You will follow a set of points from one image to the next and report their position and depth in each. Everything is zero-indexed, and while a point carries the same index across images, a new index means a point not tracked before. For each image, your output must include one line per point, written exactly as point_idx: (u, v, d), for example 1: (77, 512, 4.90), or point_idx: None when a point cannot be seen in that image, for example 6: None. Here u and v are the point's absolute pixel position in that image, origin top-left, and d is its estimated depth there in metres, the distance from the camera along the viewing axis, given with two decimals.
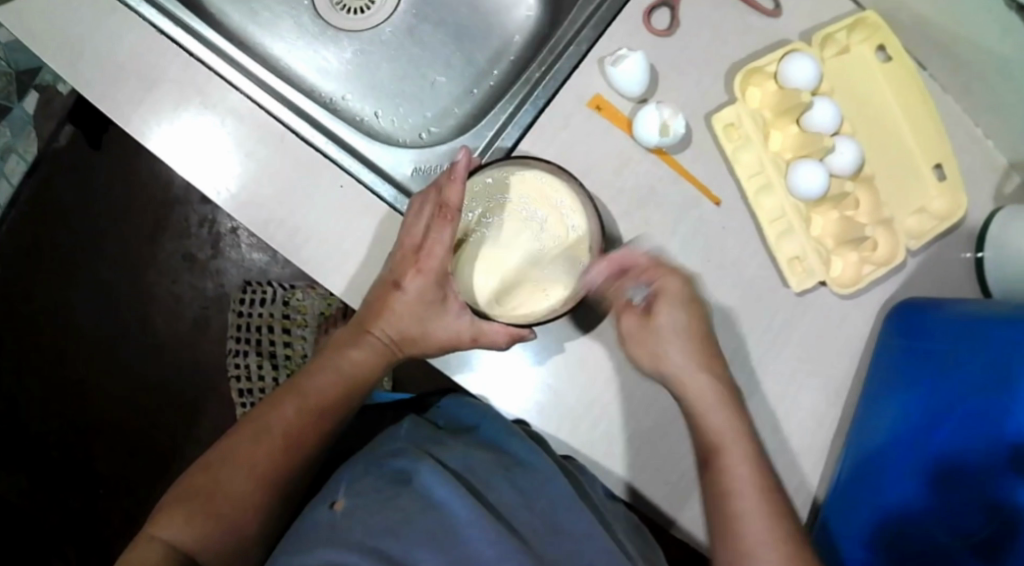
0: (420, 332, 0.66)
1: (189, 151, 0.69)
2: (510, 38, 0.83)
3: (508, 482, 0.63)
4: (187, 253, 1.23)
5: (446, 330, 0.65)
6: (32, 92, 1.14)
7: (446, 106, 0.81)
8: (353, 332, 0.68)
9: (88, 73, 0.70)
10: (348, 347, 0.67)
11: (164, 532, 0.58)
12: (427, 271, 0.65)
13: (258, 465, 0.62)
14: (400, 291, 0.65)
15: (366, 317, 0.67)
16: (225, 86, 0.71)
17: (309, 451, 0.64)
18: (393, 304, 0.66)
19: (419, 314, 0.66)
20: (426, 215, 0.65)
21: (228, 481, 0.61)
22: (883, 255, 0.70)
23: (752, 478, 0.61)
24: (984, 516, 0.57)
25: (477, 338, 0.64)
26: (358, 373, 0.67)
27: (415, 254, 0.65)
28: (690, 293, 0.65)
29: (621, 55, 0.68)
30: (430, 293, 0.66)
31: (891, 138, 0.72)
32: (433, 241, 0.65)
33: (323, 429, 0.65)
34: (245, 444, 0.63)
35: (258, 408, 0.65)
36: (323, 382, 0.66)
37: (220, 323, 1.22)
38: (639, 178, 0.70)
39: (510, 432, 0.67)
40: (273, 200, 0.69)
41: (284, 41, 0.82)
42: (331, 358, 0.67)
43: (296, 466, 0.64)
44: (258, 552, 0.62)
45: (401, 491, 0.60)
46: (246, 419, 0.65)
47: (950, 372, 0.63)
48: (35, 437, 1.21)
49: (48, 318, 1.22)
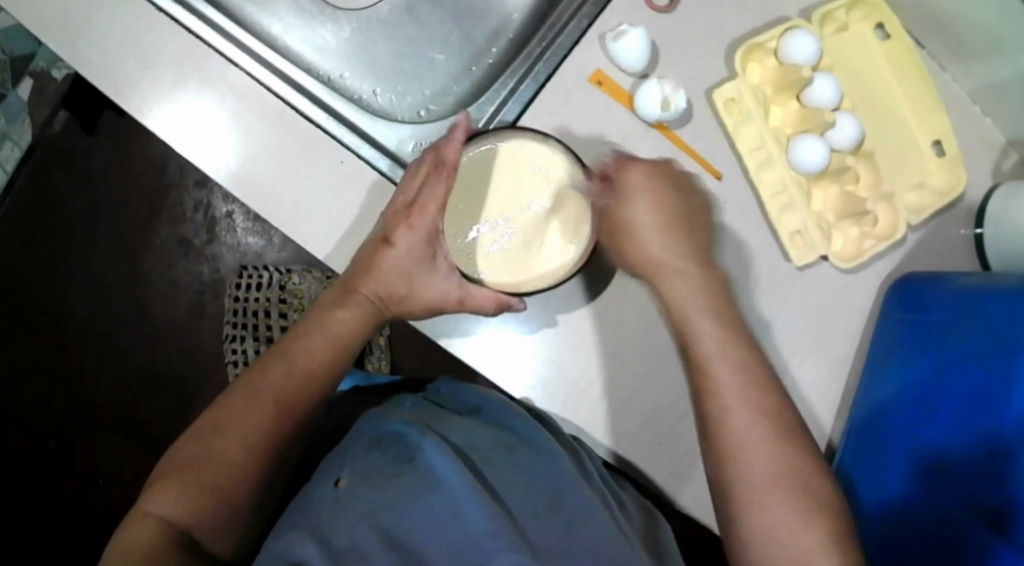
0: (408, 290, 0.67)
1: (189, 130, 0.69)
2: (509, 17, 0.82)
3: (510, 460, 0.63)
4: (181, 238, 1.22)
5: (433, 289, 0.67)
6: (27, 78, 1.12)
7: (445, 84, 0.81)
8: (341, 292, 0.68)
9: (85, 50, 0.70)
10: (334, 308, 0.68)
11: (157, 507, 0.58)
12: (418, 227, 0.66)
13: (250, 433, 0.62)
14: (390, 247, 0.66)
15: (354, 277, 0.67)
16: (224, 64, 0.70)
17: (301, 413, 0.64)
18: (384, 260, 0.66)
19: (407, 270, 0.67)
20: (421, 172, 0.66)
21: (222, 451, 0.61)
22: (884, 229, 0.71)
23: (778, 463, 0.58)
24: (988, 484, 0.57)
25: (462, 300, 0.65)
26: (345, 334, 0.68)
27: (405, 210, 0.66)
28: (653, 177, 0.66)
29: (623, 30, 0.68)
30: (420, 250, 0.67)
31: (892, 113, 0.72)
32: (426, 197, 0.65)
33: (312, 391, 0.65)
34: (234, 413, 0.62)
35: (246, 376, 0.65)
36: (309, 346, 0.66)
37: (216, 310, 1.22)
38: (641, 152, 0.70)
39: (512, 413, 0.67)
40: (274, 178, 0.69)
41: (282, 20, 0.82)
42: (318, 322, 0.68)
43: (287, 430, 0.63)
44: (253, 519, 0.62)
45: (405, 469, 0.61)
46: (234, 388, 0.65)
47: (954, 344, 0.64)
48: (35, 428, 1.20)
49: (42, 307, 1.21)
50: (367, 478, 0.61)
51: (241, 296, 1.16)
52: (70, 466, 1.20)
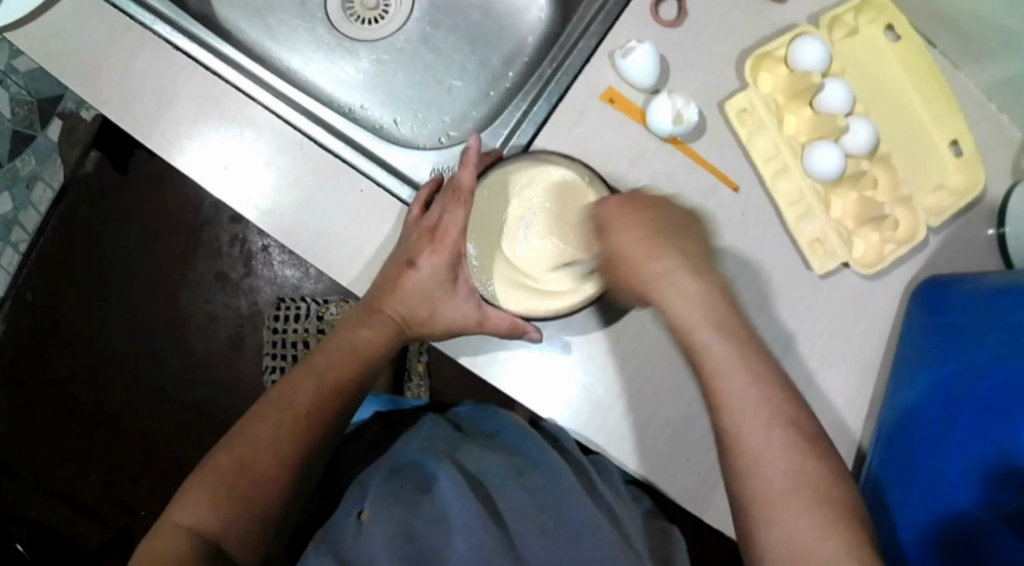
0: (430, 312, 0.68)
1: (213, 165, 0.71)
2: (523, 40, 0.83)
3: (521, 484, 0.66)
4: (218, 272, 1.24)
5: (455, 311, 0.67)
6: (56, 120, 1.18)
7: (463, 108, 0.82)
8: (365, 309, 0.69)
9: (109, 91, 0.72)
10: (359, 326, 0.69)
11: (188, 518, 0.59)
12: (442, 250, 0.68)
13: (281, 445, 0.63)
14: (414, 269, 0.68)
15: (377, 297, 0.69)
16: (242, 99, 0.72)
17: (327, 429, 0.65)
18: (406, 283, 0.68)
19: (429, 293, 0.68)
20: (439, 202, 0.69)
21: (254, 461, 0.62)
22: (905, 232, 0.70)
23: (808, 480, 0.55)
24: (1013, 488, 0.56)
25: (482, 322, 0.66)
26: (370, 351, 0.69)
27: (429, 234, 0.68)
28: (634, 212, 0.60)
29: (630, 46, 0.69)
30: (442, 273, 0.68)
31: (908, 116, 0.72)
32: (447, 222, 0.68)
33: (338, 406, 0.66)
34: (264, 426, 0.64)
35: (275, 390, 0.66)
36: (336, 363, 0.68)
37: (255, 341, 1.23)
38: (656, 167, 0.70)
39: (526, 435, 0.72)
40: (297, 210, 0.70)
41: (301, 54, 0.84)
42: (343, 339, 0.69)
43: (315, 445, 0.64)
44: (279, 532, 0.63)
45: (425, 498, 0.63)
46: (264, 401, 0.66)
47: (975, 342, 0.63)
48: (72, 458, 1.22)
49: (75, 340, 1.24)
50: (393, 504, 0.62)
51: (278, 327, 1.19)
52: (106, 495, 1.22)
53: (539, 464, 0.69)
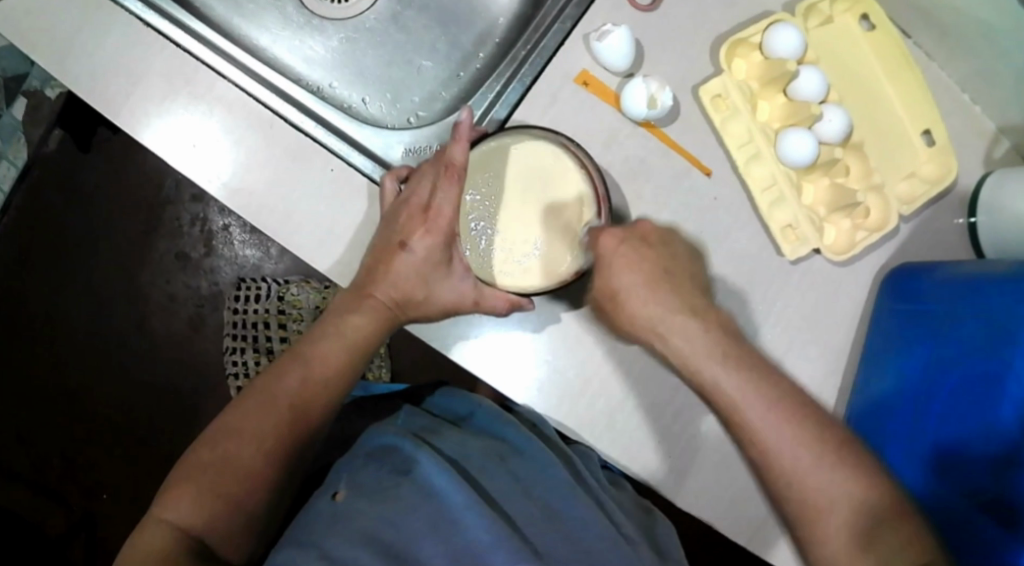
0: (424, 295, 0.65)
1: (182, 145, 0.70)
2: (495, 22, 0.82)
3: (505, 470, 0.65)
4: (179, 253, 1.23)
5: (449, 293, 0.65)
6: (20, 98, 1.12)
7: (434, 89, 0.81)
8: (356, 294, 0.66)
9: (74, 67, 0.70)
10: (350, 312, 0.66)
11: (173, 514, 0.58)
12: (435, 231, 0.65)
13: (266, 440, 0.61)
14: (406, 252, 0.65)
15: (368, 281, 0.66)
16: (212, 76, 0.71)
17: (314, 421, 0.64)
18: (399, 265, 0.65)
19: (422, 276, 0.65)
20: (428, 177, 0.66)
21: (238, 456, 0.61)
22: (875, 221, 0.70)
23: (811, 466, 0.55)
24: (989, 475, 0.57)
25: (478, 302, 0.65)
26: (362, 339, 0.66)
27: (422, 214, 0.65)
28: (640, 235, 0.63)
29: (606, 29, 0.68)
30: (436, 255, 0.65)
31: (880, 103, 0.72)
32: (441, 202, 0.65)
33: (326, 398, 0.64)
34: (250, 420, 0.62)
35: (262, 379, 0.64)
36: (325, 351, 0.65)
37: (215, 322, 1.22)
38: (629, 151, 0.70)
39: (506, 421, 0.70)
40: (265, 188, 0.69)
41: (271, 33, 0.82)
42: (333, 325, 0.66)
43: (301, 438, 0.63)
44: (266, 524, 0.63)
45: (401, 480, 0.62)
46: (250, 391, 0.64)
47: (948, 332, 0.63)
48: (38, 444, 1.20)
49: (42, 324, 1.22)
50: (366, 489, 0.61)
51: (239, 307, 1.16)
52: (75, 483, 1.20)
53: (517, 446, 0.68)
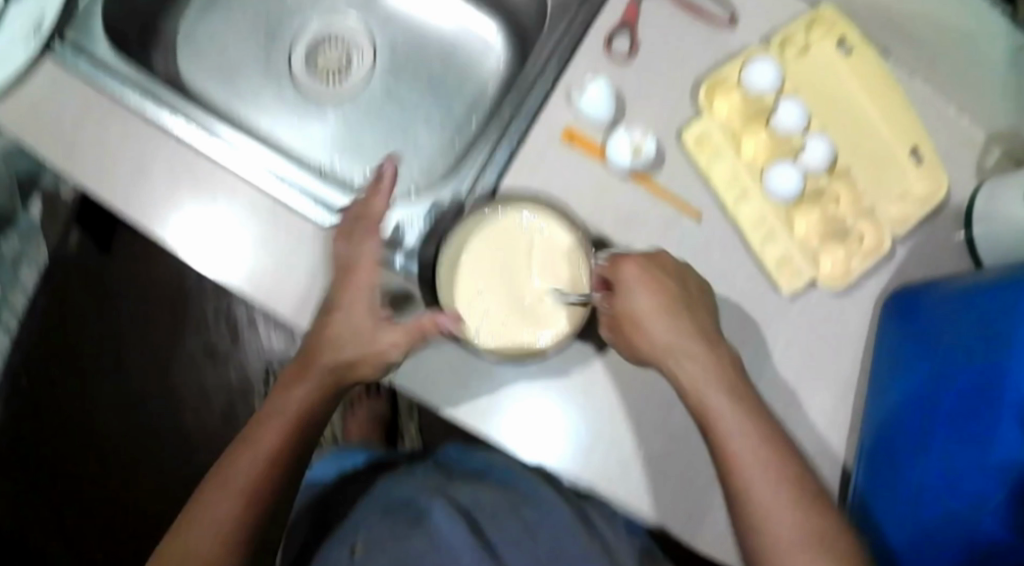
0: (358, 353, 0.64)
1: (196, 237, 0.73)
2: (484, 86, 0.87)
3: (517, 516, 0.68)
4: (208, 346, 1.28)
5: (382, 346, 0.63)
6: (36, 197, 1.17)
7: (432, 157, 0.84)
8: (275, 385, 0.58)
9: (84, 171, 0.73)
10: (294, 386, 0.65)
11: None
12: (362, 287, 0.65)
13: (224, 524, 0.58)
14: (337, 312, 0.64)
15: (311, 348, 0.65)
16: (214, 168, 0.74)
17: (271, 497, 0.60)
18: (334, 327, 0.64)
19: (353, 334, 0.64)
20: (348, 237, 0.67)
21: (198, 546, 0.57)
22: (870, 246, 0.71)
23: (788, 491, 0.58)
24: (997, 483, 0.55)
25: (394, 343, 0.63)
26: (309, 408, 0.64)
27: (344, 271, 0.66)
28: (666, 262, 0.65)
29: (586, 84, 0.71)
30: (364, 313, 0.64)
31: (866, 129, 0.73)
32: (362, 256, 0.65)
33: (280, 474, 0.61)
34: (208, 507, 0.58)
35: (216, 468, 0.61)
36: (272, 427, 0.62)
37: (247, 412, 1.27)
38: (621, 202, 0.71)
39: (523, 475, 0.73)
40: (275, 274, 0.72)
41: (269, 114, 0.87)
42: (279, 402, 0.64)
43: (261, 517, 0.59)
44: None
45: (414, 532, 0.62)
46: (207, 482, 0.61)
47: (945, 344, 0.63)
48: (81, 526, 1.24)
49: (77, 409, 1.26)
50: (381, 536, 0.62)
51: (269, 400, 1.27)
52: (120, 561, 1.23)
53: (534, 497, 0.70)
